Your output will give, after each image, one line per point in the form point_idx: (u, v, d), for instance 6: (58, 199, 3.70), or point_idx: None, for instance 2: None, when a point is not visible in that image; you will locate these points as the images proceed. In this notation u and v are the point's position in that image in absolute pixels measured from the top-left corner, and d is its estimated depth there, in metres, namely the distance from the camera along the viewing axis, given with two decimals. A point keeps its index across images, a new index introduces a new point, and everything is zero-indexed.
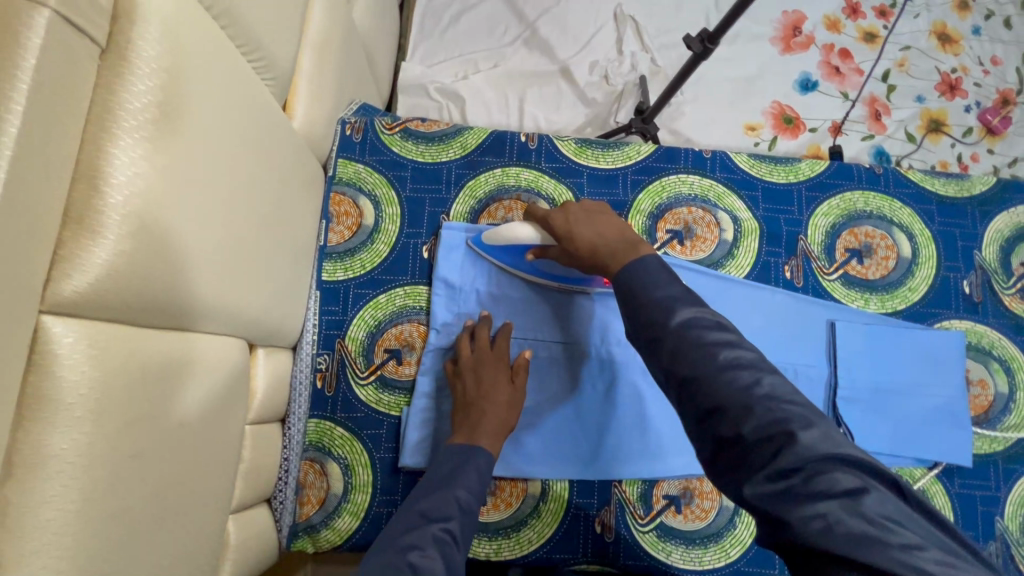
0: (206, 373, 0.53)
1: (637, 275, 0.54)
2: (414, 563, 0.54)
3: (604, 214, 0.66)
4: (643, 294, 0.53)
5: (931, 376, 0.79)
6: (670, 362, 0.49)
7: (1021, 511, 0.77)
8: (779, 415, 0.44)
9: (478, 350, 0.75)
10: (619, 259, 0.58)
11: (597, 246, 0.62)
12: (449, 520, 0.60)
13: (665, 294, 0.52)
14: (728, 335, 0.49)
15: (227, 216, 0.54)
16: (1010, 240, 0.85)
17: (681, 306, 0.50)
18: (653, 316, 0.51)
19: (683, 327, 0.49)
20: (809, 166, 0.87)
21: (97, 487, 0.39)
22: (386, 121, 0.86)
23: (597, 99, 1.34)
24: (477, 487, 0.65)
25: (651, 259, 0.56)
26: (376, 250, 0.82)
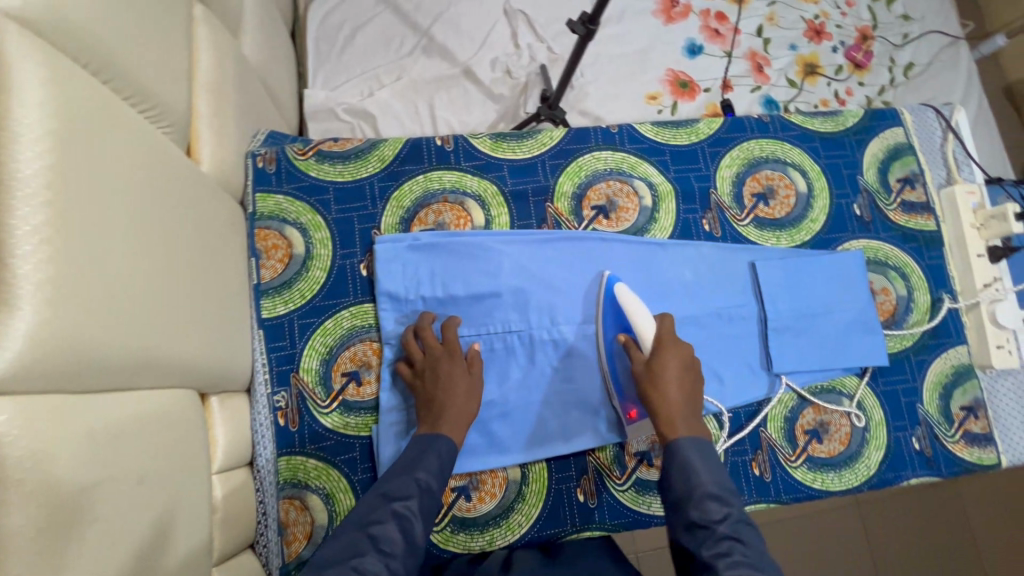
0: (158, 430, 0.52)
1: (696, 453, 0.64)
2: (374, 535, 0.59)
3: (694, 383, 0.72)
4: (698, 475, 0.62)
5: (843, 293, 0.88)
6: (711, 556, 0.57)
7: (937, 393, 0.88)
8: None
9: (429, 351, 0.77)
10: (679, 430, 0.67)
11: (673, 400, 0.68)
12: (409, 498, 0.63)
13: (719, 488, 0.61)
14: (751, 553, 0.57)
15: (148, 269, 0.53)
16: (885, 161, 0.95)
17: (736, 509, 0.60)
18: (706, 506, 0.60)
19: (729, 536, 0.58)
20: (707, 124, 0.93)
21: (64, 560, 0.38)
22: (298, 147, 0.86)
23: (504, 93, 1.37)
24: (437, 471, 0.67)
25: (704, 456, 0.64)
26: (313, 277, 0.82)
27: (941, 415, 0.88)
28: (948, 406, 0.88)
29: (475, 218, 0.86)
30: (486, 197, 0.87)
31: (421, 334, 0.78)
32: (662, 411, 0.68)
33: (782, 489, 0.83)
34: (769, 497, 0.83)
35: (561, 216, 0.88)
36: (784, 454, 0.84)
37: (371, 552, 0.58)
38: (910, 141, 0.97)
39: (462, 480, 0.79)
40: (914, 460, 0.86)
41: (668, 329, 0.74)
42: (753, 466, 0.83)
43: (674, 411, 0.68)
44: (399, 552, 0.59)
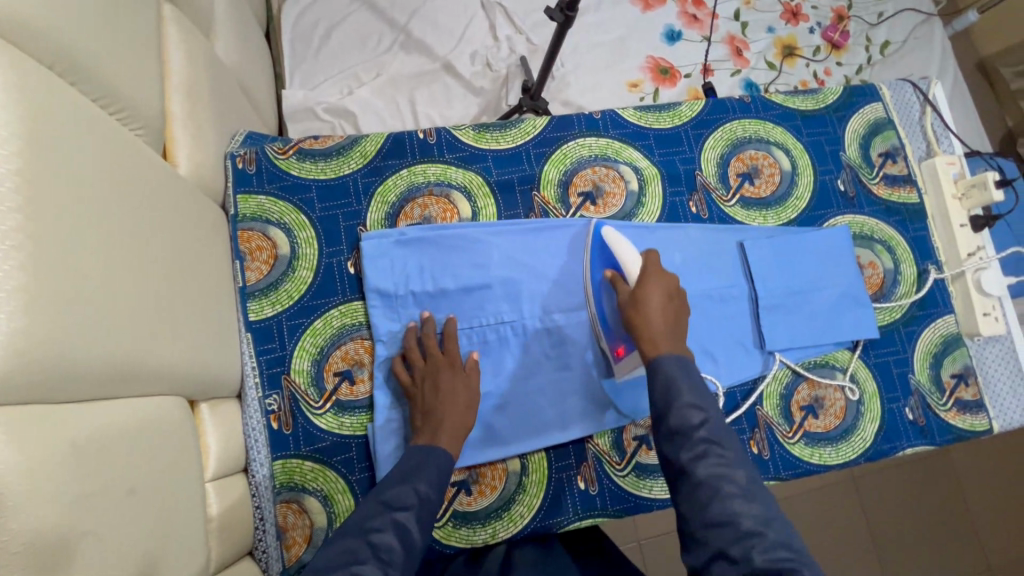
0: (147, 437, 0.51)
1: (677, 367, 0.63)
2: (374, 543, 0.57)
3: (678, 311, 0.70)
4: (679, 387, 0.61)
5: (831, 269, 0.89)
6: (689, 459, 0.57)
7: (927, 363, 0.89)
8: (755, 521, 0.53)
9: (430, 360, 0.75)
10: (662, 350, 0.65)
11: (657, 324, 0.67)
12: (408, 509, 0.61)
13: (698, 398, 0.61)
14: (728, 454, 0.57)
15: (128, 274, 0.51)
16: (867, 136, 0.96)
17: (714, 415, 0.60)
18: (687, 415, 0.59)
19: (707, 440, 0.58)
20: (690, 107, 0.93)
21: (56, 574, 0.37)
22: (278, 146, 0.84)
23: (484, 86, 1.36)
24: (436, 482, 0.65)
25: (688, 372, 0.63)
26: (299, 277, 0.80)
27: (932, 384, 0.89)
28: (939, 374, 0.89)
29: (461, 210, 0.85)
30: (471, 189, 0.86)
31: (423, 339, 0.77)
32: (646, 335, 0.67)
33: (781, 465, 0.84)
34: (768, 475, 0.83)
35: (548, 205, 0.87)
36: (781, 431, 0.85)
37: (370, 561, 0.55)
38: (889, 115, 0.97)
39: (461, 474, 0.78)
40: (908, 431, 0.87)
41: (654, 266, 0.72)
42: (751, 444, 0.84)
43: (658, 333, 0.66)
44: (398, 561, 0.57)
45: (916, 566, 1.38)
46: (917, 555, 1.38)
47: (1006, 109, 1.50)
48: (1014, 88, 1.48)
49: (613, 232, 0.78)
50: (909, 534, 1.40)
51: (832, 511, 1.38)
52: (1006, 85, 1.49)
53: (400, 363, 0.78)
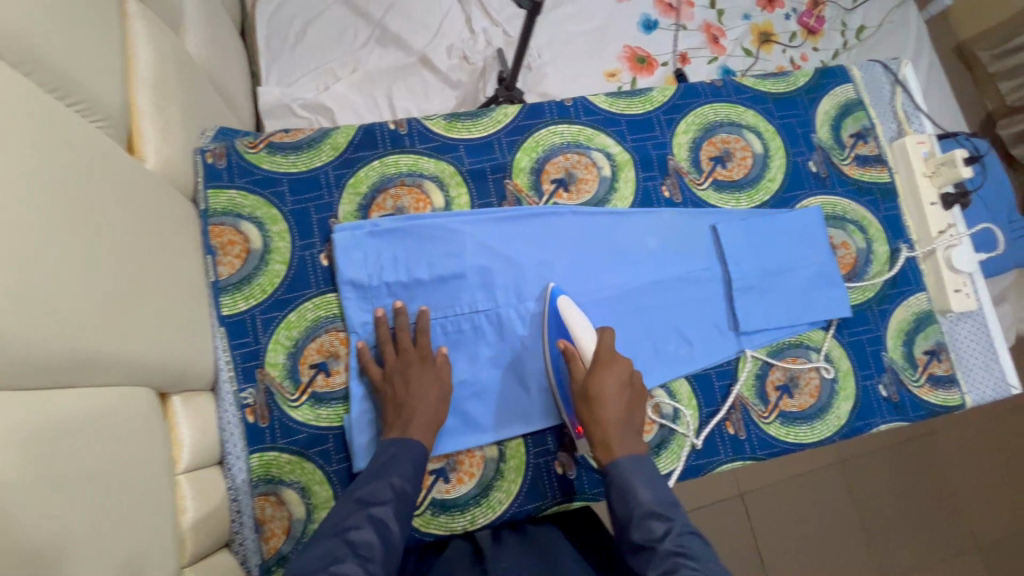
0: (111, 427, 0.51)
1: (632, 472, 0.66)
2: (351, 540, 0.58)
3: (632, 399, 0.72)
4: (638, 495, 0.65)
5: (804, 251, 0.89)
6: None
7: (900, 341, 0.90)
8: (685, 562, 0.58)
9: (402, 353, 0.76)
10: (619, 449, 0.68)
11: (614, 422, 0.69)
12: (383, 504, 0.63)
13: (660, 506, 0.64)
14: (698, 563, 0.58)
15: (89, 266, 0.51)
16: (838, 118, 0.97)
17: (678, 523, 0.62)
18: (650, 526, 0.62)
19: (672, 553, 0.59)
20: (661, 92, 0.94)
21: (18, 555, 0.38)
22: (248, 140, 0.84)
23: (462, 79, 1.37)
24: (412, 475, 0.67)
25: (643, 473, 0.66)
26: (273, 271, 0.80)
27: (905, 361, 0.90)
28: (911, 351, 0.90)
29: (434, 200, 0.85)
30: (444, 178, 0.86)
31: (396, 332, 0.78)
32: (600, 433, 0.70)
33: (757, 445, 0.85)
34: (744, 454, 0.84)
35: (521, 192, 0.87)
36: (756, 412, 0.86)
37: (348, 557, 0.57)
38: (860, 96, 0.98)
39: (439, 463, 0.78)
40: (881, 407, 0.88)
41: (607, 345, 0.73)
42: (727, 423, 0.85)
43: (614, 432, 0.69)
44: (377, 556, 0.58)
45: (903, 545, 1.40)
46: (904, 532, 1.41)
47: (985, 92, 1.51)
48: (992, 72, 1.48)
49: (568, 301, 0.79)
50: (898, 513, 1.42)
51: (822, 494, 1.40)
52: (986, 69, 1.49)
53: (370, 355, 0.78)
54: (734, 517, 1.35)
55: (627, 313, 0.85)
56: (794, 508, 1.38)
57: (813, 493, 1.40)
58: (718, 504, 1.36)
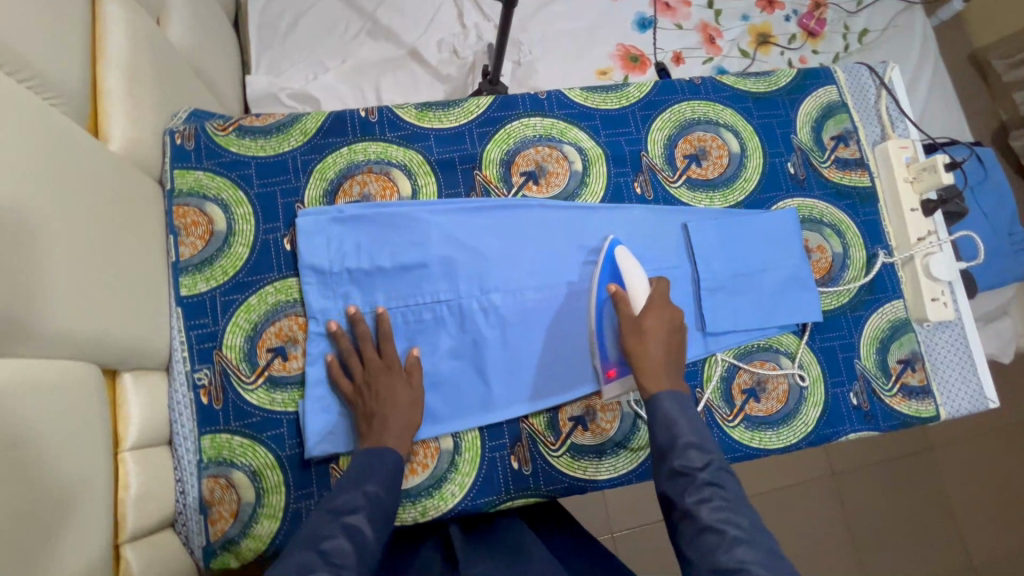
0: (43, 397, 0.51)
1: (675, 406, 0.66)
2: (325, 549, 0.56)
3: (678, 343, 0.73)
4: (678, 426, 0.64)
5: (777, 253, 0.88)
6: (693, 505, 0.57)
7: (874, 348, 0.88)
8: (718, 496, 0.57)
9: (367, 365, 0.75)
10: (661, 386, 0.68)
11: (659, 358, 0.70)
12: (358, 511, 0.61)
13: (698, 440, 0.63)
14: (731, 498, 0.57)
15: (24, 236, 0.51)
16: (819, 119, 0.95)
17: (717, 457, 0.61)
18: (689, 455, 0.61)
19: (709, 483, 0.59)
20: (637, 88, 0.93)
21: None
22: (218, 123, 0.84)
23: (451, 73, 1.36)
24: (387, 482, 0.66)
25: (688, 408, 0.66)
26: (235, 253, 0.80)
27: (878, 369, 0.88)
28: (885, 360, 0.88)
29: (401, 188, 0.85)
30: (412, 167, 0.86)
31: (360, 343, 0.77)
32: (645, 369, 0.70)
33: (720, 449, 0.83)
34: None
35: (490, 183, 0.87)
36: (720, 414, 0.84)
37: (322, 565, 0.55)
38: (843, 98, 0.96)
39: None
40: (851, 415, 0.86)
41: (659, 293, 0.76)
42: None
43: (658, 367, 0.70)
44: (351, 562, 0.56)
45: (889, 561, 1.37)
46: (890, 548, 1.38)
47: (999, 101, 1.49)
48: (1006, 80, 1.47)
49: (623, 250, 0.81)
50: (887, 528, 1.39)
51: (808, 506, 1.37)
52: (999, 77, 1.48)
53: (339, 369, 0.77)
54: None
55: None
56: (779, 519, 1.36)
57: (799, 505, 1.37)
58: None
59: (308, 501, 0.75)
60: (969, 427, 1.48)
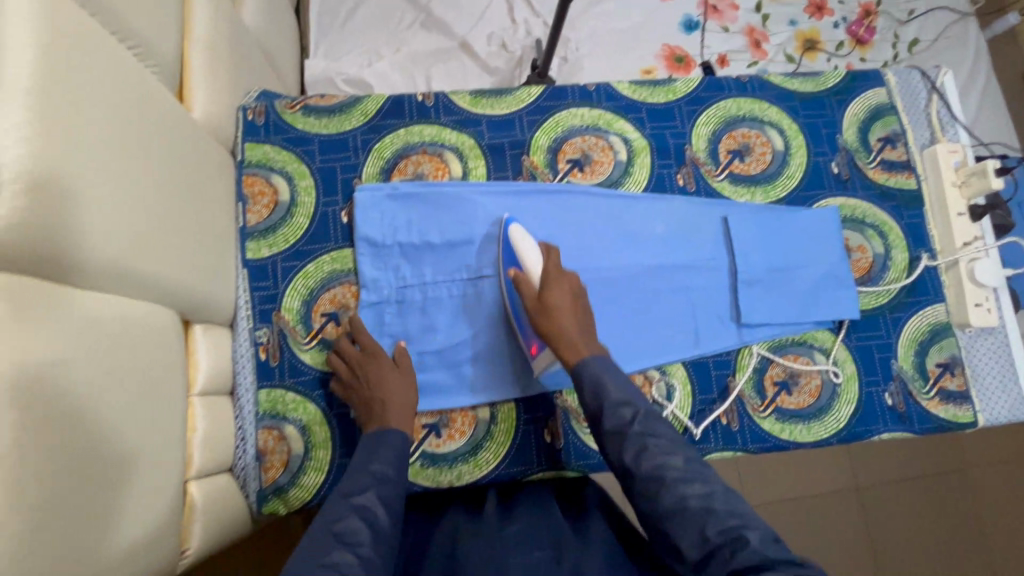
0: (131, 334, 0.57)
1: (598, 366, 0.69)
2: (338, 532, 0.57)
3: (584, 306, 0.76)
4: (605, 387, 0.67)
5: (817, 250, 0.89)
6: (631, 460, 0.61)
7: (912, 351, 0.88)
8: (654, 443, 0.61)
9: (350, 363, 0.78)
10: (581, 351, 0.71)
11: (571, 329, 0.73)
12: (367, 490, 0.62)
13: (626, 395, 0.66)
14: (666, 442, 0.61)
15: (124, 186, 0.57)
16: (867, 121, 0.95)
17: (643, 407, 0.65)
18: (620, 412, 0.64)
19: (641, 433, 0.62)
20: (685, 83, 0.95)
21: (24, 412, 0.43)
22: (286, 101, 0.90)
23: (499, 66, 1.41)
24: (397, 460, 0.67)
25: (610, 363, 0.70)
26: (296, 223, 0.86)
27: (915, 371, 0.87)
28: (923, 363, 0.88)
29: (452, 169, 0.89)
30: (463, 150, 0.90)
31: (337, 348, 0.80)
32: (563, 341, 0.72)
33: (749, 438, 0.84)
34: (734, 446, 0.84)
35: (536, 169, 0.90)
36: (751, 405, 0.85)
37: (336, 547, 0.55)
38: (893, 101, 0.96)
39: (433, 418, 0.82)
40: (885, 415, 0.86)
41: (553, 264, 0.78)
42: (720, 414, 0.85)
43: (573, 337, 0.72)
44: (365, 539, 0.57)
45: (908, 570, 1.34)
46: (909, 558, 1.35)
47: None
48: None
49: (519, 229, 0.83)
50: (912, 543, 1.36)
51: (826, 510, 1.36)
52: None
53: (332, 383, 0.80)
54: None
55: (627, 295, 0.87)
56: (800, 524, 1.35)
57: (822, 512, 1.36)
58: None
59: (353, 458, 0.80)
60: (1004, 445, 1.45)
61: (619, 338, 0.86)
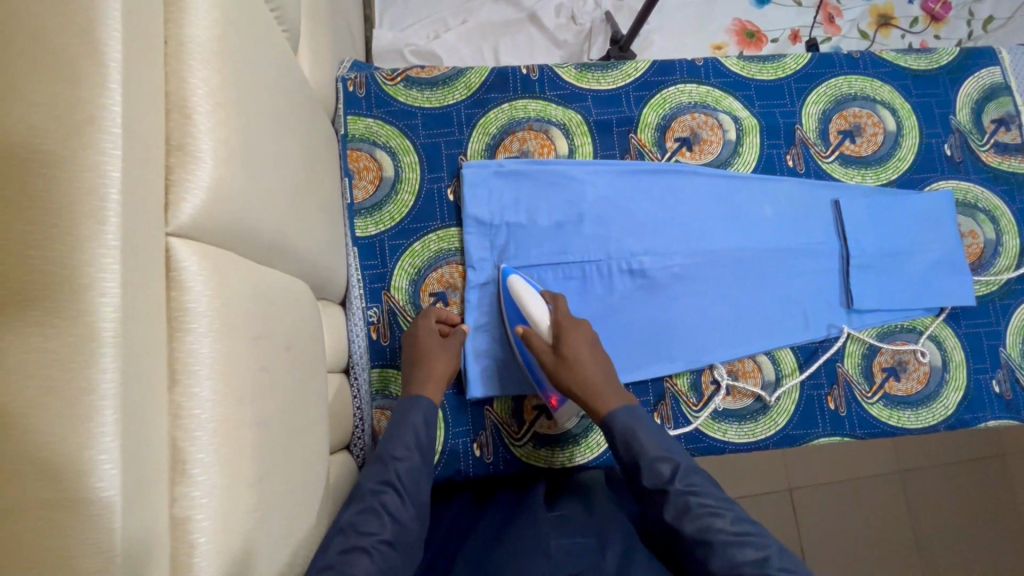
0: (298, 311, 0.55)
1: (629, 418, 0.65)
2: (354, 521, 0.55)
3: (604, 354, 0.73)
4: (640, 441, 0.63)
5: (930, 234, 0.87)
6: (673, 519, 0.57)
7: (1020, 338, 0.87)
8: (699, 502, 0.57)
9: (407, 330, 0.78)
10: (609, 403, 0.68)
11: (594, 383, 0.69)
12: (385, 479, 0.60)
13: (661, 447, 0.62)
14: (710, 501, 0.57)
15: (280, 158, 0.54)
16: (980, 101, 0.92)
17: (684, 462, 0.61)
18: (658, 467, 0.61)
19: (683, 492, 0.58)
20: (795, 60, 0.92)
21: (244, 395, 0.41)
22: (386, 73, 0.87)
23: (568, 40, 1.36)
24: (415, 442, 0.64)
25: (640, 411, 0.67)
26: (402, 200, 0.84)
27: None
28: None
29: (559, 147, 0.87)
30: (570, 126, 0.87)
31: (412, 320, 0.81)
32: (589, 396, 0.69)
33: (857, 424, 0.83)
34: (843, 431, 0.83)
35: (644, 147, 0.88)
36: (860, 390, 0.85)
37: (355, 540, 0.53)
38: (1007, 80, 0.93)
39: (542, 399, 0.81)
40: (992, 402, 0.85)
41: (562, 313, 0.74)
42: (830, 398, 0.84)
43: (599, 389, 0.69)
44: (383, 531, 0.56)
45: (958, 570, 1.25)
46: (960, 557, 1.25)
47: None
48: None
49: (517, 279, 0.77)
50: (956, 533, 1.27)
51: (875, 499, 1.26)
52: None
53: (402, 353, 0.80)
54: (779, 512, 1.24)
55: (736, 277, 0.85)
56: (847, 510, 1.25)
57: (868, 498, 1.26)
58: (770, 494, 1.25)
59: (465, 438, 0.80)
60: None
61: (729, 323, 0.84)
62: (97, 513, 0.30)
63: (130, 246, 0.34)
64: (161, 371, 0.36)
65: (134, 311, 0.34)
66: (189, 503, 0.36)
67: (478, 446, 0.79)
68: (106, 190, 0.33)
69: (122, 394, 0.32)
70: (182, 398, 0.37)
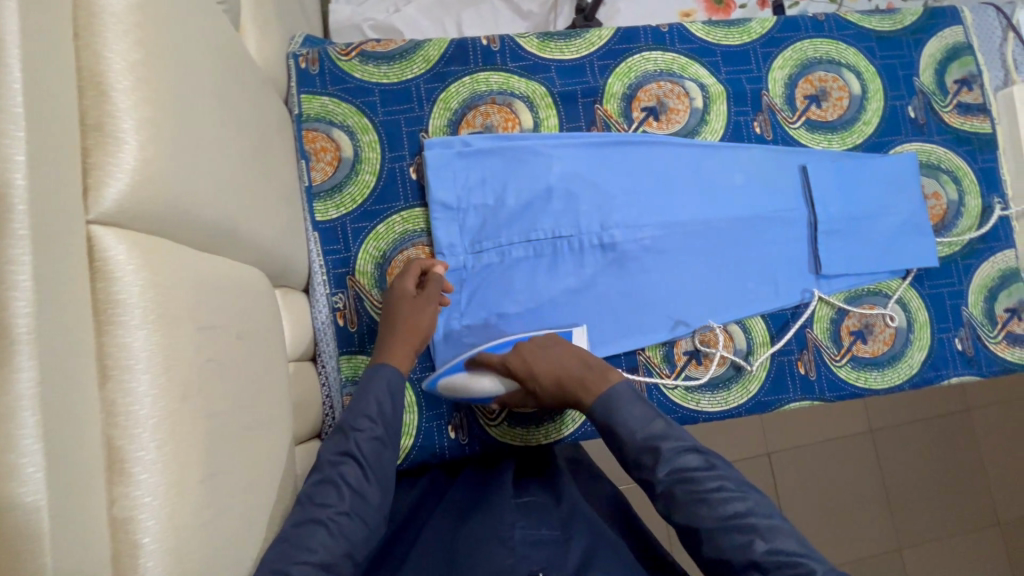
0: (252, 300, 0.52)
1: (612, 404, 0.64)
2: (312, 495, 0.54)
3: (567, 347, 0.72)
4: (622, 434, 0.62)
5: (895, 197, 0.87)
6: (664, 510, 0.59)
7: (982, 296, 0.89)
8: (687, 489, 0.57)
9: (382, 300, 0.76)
10: (591, 392, 0.66)
11: (569, 384, 0.68)
12: (344, 451, 0.58)
13: (645, 437, 0.61)
14: (698, 488, 0.57)
15: (222, 137, 0.51)
16: (943, 61, 0.92)
17: (667, 448, 0.59)
18: (641, 460, 0.60)
19: (669, 482, 0.58)
20: (760, 24, 0.90)
21: (189, 388, 0.39)
22: (340, 47, 0.83)
23: (533, 10, 1.32)
24: (378, 412, 0.62)
25: (621, 387, 0.65)
26: (363, 181, 0.81)
27: (985, 316, 0.88)
28: (993, 308, 0.88)
29: (523, 120, 0.85)
30: (534, 99, 0.85)
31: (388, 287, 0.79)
32: (571, 394, 0.68)
33: (826, 387, 0.85)
34: (812, 395, 0.85)
35: (610, 118, 0.86)
36: (828, 354, 0.86)
37: (312, 513, 0.53)
38: (969, 40, 0.93)
39: None
40: (955, 360, 0.87)
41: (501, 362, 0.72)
42: (799, 364, 0.85)
43: (577, 385, 0.68)
44: (341, 503, 0.54)
45: (927, 523, 1.29)
46: (929, 509, 1.30)
47: None
48: None
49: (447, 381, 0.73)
50: (922, 489, 1.31)
51: (848, 459, 1.30)
52: None
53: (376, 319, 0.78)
54: (757, 476, 1.27)
55: (705, 248, 0.85)
56: (821, 471, 1.29)
57: (839, 458, 1.30)
58: (746, 461, 1.27)
59: (439, 420, 0.79)
60: None
61: (700, 293, 0.84)
62: (20, 520, 0.28)
63: (42, 234, 0.31)
64: (90, 366, 0.34)
65: (53, 305, 0.32)
66: (131, 502, 0.34)
67: (452, 428, 0.79)
68: (9, 175, 0.30)
69: (43, 394, 0.30)
70: (116, 395, 0.35)
